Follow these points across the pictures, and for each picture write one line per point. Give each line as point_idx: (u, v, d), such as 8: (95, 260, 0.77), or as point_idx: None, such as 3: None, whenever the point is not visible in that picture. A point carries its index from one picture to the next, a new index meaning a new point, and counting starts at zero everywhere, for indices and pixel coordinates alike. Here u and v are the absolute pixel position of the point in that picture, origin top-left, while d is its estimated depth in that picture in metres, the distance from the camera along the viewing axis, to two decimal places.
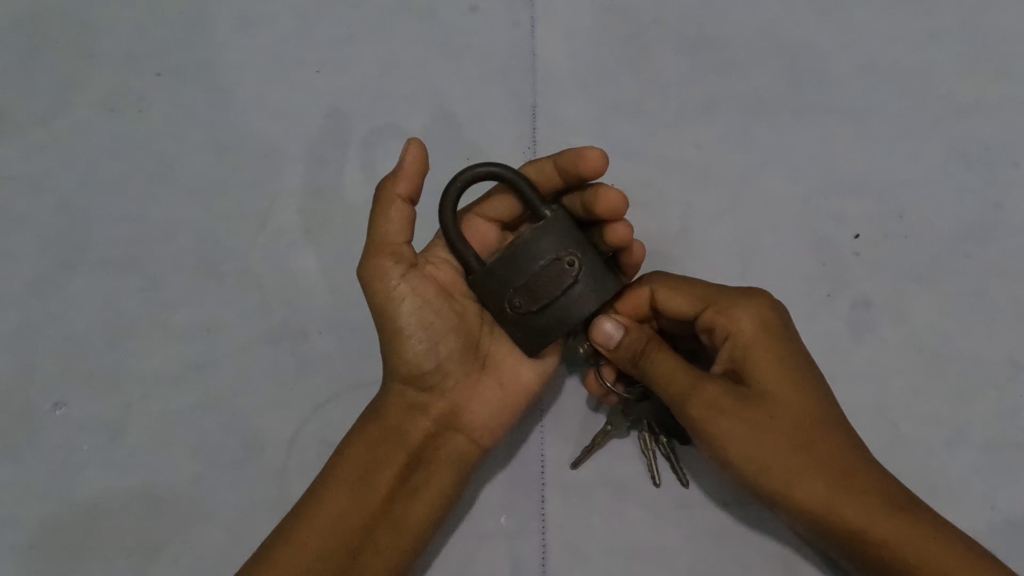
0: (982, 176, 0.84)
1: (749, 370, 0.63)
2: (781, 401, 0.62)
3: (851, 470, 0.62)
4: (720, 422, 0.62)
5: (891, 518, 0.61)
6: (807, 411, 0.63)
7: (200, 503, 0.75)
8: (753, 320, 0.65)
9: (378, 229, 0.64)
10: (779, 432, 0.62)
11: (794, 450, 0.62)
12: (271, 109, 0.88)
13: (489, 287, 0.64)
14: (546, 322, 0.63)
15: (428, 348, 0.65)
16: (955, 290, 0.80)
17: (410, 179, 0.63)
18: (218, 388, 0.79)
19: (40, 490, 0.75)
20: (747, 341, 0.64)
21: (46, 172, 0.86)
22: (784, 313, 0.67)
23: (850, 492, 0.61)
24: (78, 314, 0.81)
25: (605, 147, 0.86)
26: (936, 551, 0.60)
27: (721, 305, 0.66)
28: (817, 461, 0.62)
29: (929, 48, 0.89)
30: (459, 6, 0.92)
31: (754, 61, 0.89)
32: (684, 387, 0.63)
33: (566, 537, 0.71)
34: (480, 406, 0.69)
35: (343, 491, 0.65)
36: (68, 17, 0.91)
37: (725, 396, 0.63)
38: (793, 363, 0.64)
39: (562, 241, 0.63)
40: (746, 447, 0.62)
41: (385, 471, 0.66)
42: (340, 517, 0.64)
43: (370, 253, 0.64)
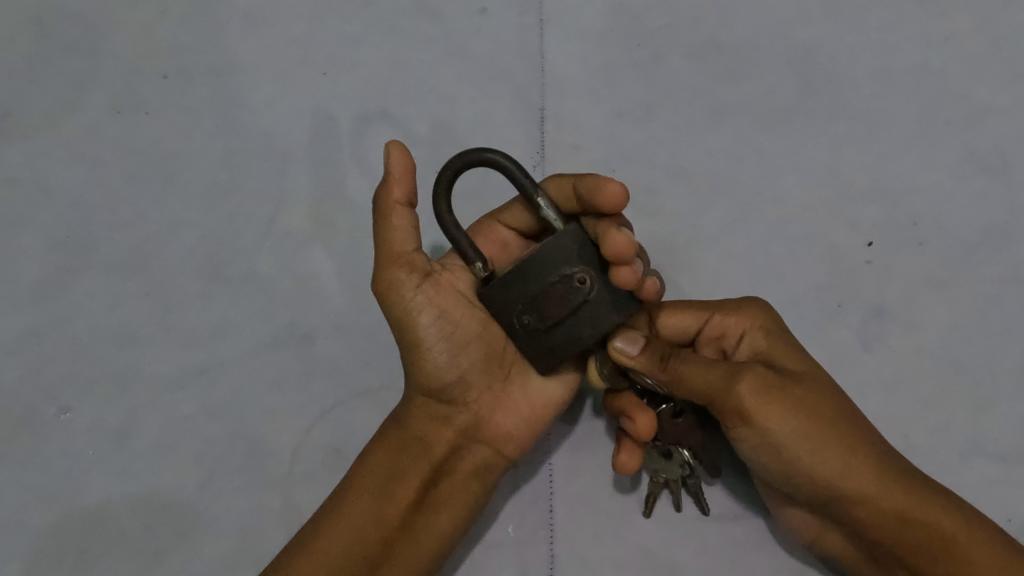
0: (998, 181, 0.83)
1: (774, 359, 0.64)
2: (814, 383, 0.63)
3: (884, 451, 0.62)
4: (769, 402, 0.60)
5: (928, 496, 0.61)
6: (838, 398, 0.63)
7: (206, 509, 0.75)
8: (766, 316, 0.66)
9: (386, 241, 0.63)
10: (819, 414, 0.61)
11: (834, 431, 0.61)
12: (278, 112, 0.87)
13: (500, 301, 0.63)
14: (556, 340, 0.62)
15: (448, 360, 0.64)
16: (970, 297, 0.79)
17: (403, 184, 0.61)
18: (223, 394, 0.78)
19: (43, 496, 0.75)
20: (764, 334, 0.65)
21: (52, 175, 0.85)
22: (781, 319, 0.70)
23: (890, 472, 0.61)
24: (84, 317, 0.80)
25: (615, 152, 0.86)
26: (971, 532, 0.60)
27: (728, 309, 0.67)
28: (856, 441, 0.61)
29: (944, 51, 0.87)
30: (468, 8, 0.91)
31: (767, 64, 0.88)
32: (725, 372, 0.60)
33: (576, 547, 0.70)
34: (504, 416, 0.67)
35: (365, 504, 0.65)
36: (74, 19, 0.90)
37: (763, 380, 0.60)
38: (808, 355, 0.66)
39: (573, 256, 0.61)
40: (794, 427, 0.60)
41: (406, 483, 0.65)
42: (364, 529, 0.64)
43: (382, 266, 0.63)
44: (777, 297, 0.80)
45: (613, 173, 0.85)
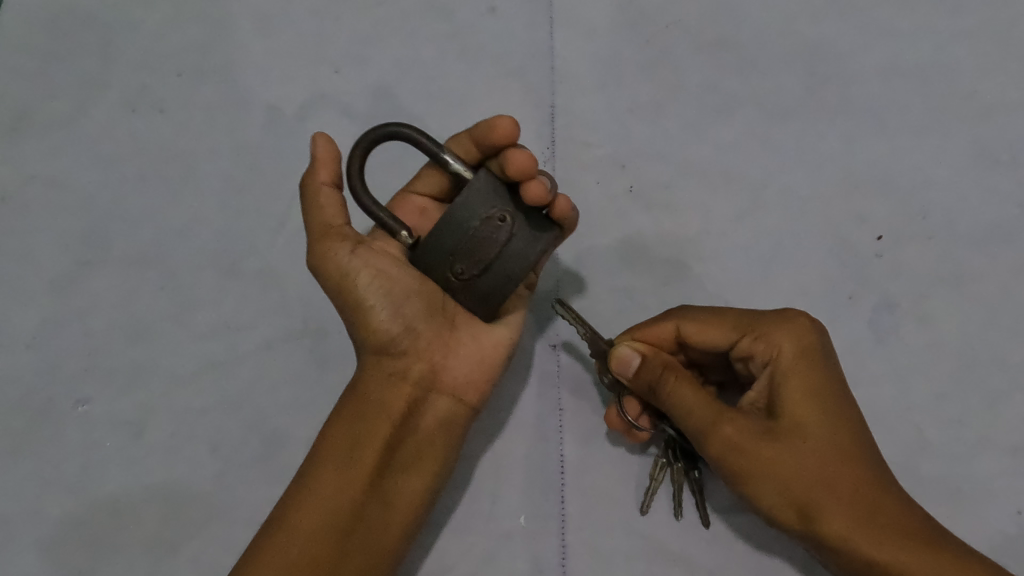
0: (1006, 175, 0.83)
1: (782, 402, 0.62)
2: (812, 434, 0.61)
3: (877, 504, 0.60)
4: (742, 460, 0.61)
5: (915, 552, 0.59)
6: (847, 454, 0.61)
7: (221, 500, 0.75)
8: (793, 347, 0.63)
9: (315, 220, 0.66)
10: (807, 473, 0.60)
11: (824, 493, 0.60)
12: (292, 109, 0.89)
13: (432, 257, 0.64)
14: (491, 284, 0.64)
15: (393, 314, 0.65)
16: (979, 290, 0.79)
17: (326, 166, 0.65)
18: (238, 385, 0.79)
19: (59, 486, 0.75)
20: (786, 368, 0.63)
21: (69, 171, 0.87)
22: (825, 334, 0.66)
23: (876, 530, 0.59)
24: (102, 311, 0.82)
25: (624, 146, 0.86)
26: None
27: (758, 332, 0.65)
28: (842, 497, 0.60)
29: (950, 48, 0.89)
30: (478, 7, 0.93)
31: (775, 61, 0.90)
32: (705, 422, 0.61)
33: (587, 539, 0.69)
34: (456, 363, 0.68)
35: (330, 477, 0.64)
36: (91, 19, 0.93)
37: (746, 434, 0.61)
38: (827, 395, 0.62)
39: (486, 200, 0.63)
40: (768, 484, 0.61)
41: (367, 448, 0.65)
42: (332, 495, 0.63)
43: (315, 240, 0.65)
44: (787, 290, 0.80)
45: (623, 168, 0.86)
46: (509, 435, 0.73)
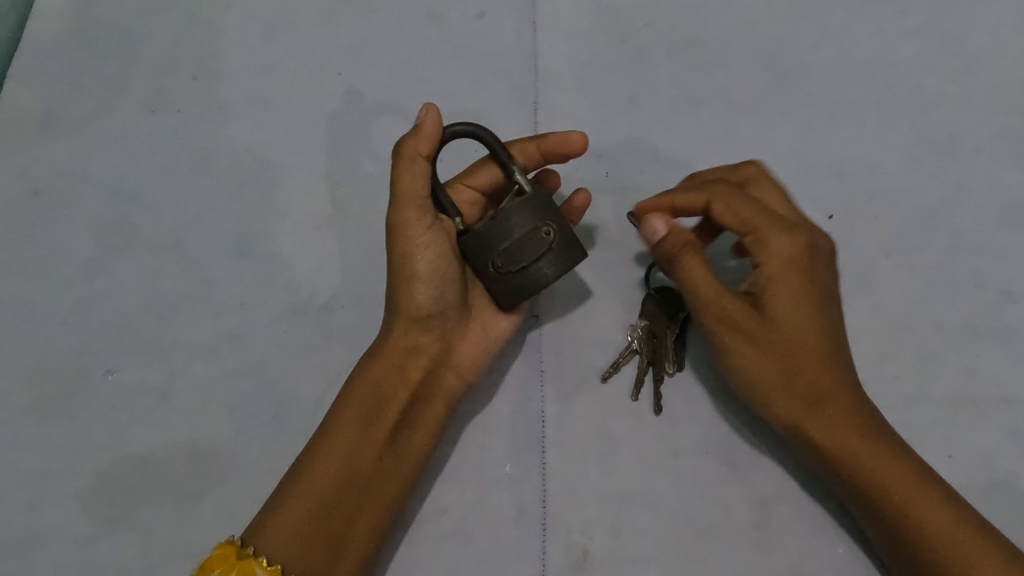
0: (945, 159, 0.92)
1: (767, 300, 0.73)
2: (784, 331, 0.72)
3: (828, 399, 0.72)
4: (727, 336, 0.73)
5: (858, 442, 0.70)
6: (817, 350, 0.72)
7: (237, 455, 0.83)
8: (784, 254, 0.73)
9: (402, 183, 0.72)
10: (768, 361, 0.72)
11: (776, 379, 0.72)
12: (297, 107, 0.99)
13: (477, 248, 0.73)
14: (520, 282, 0.73)
15: (435, 296, 0.75)
16: (919, 262, 0.87)
17: (431, 139, 0.71)
18: (252, 354, 0.87)
19: (92, 445, 0.83)
20: (773, 272, 0.73)
21: (95, 166, 0.96)
22: (820, 249, 0.75)
23: (820, 416, 0.71)
24: (127, 289, 0.90)
25: (600, 137, 0.95)
26: (889, 472, 0.69)
27: (769, 231, 0.73)
28: (795, 385, 0.72)
29: (897, 45, 0.98)
30: (467, 14, 1.02)
31: (737, 58, 0.99)
32: (709, 297, 0.73)
33: (565, 484, 0.77)
34: (467, 346, 0.79)
35: (353, 428, 0.72)
36: (115, 31, 1.03)
37: (737, 317, 0.73)
38: (806, 300, 0.73)
39: (539, 214, 0.72)
40: (744, 359, 0.73)
41: (389, 409, 0.74)
42: (356, 444, 0.71)
43: (399, 203, 0.72)
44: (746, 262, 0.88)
45: (599, 158, 0.94)
46: (496, 395, 0.81)
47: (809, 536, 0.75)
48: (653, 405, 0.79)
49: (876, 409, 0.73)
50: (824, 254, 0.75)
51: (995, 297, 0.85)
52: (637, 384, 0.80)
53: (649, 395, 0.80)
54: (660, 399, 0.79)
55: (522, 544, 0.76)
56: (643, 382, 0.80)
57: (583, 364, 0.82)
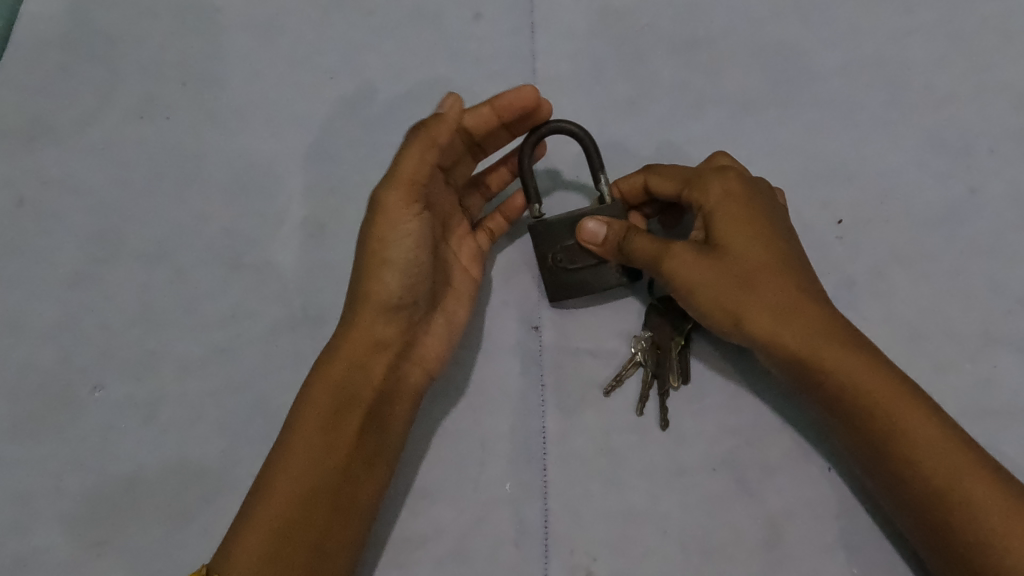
0: (957, 161, 0.89)
1: (715, 232, 0.72)
2: (740, 255, 0.70)
3: (806, 312, 0.69)
4: (687, 275, 0.71)
5: (852, 355, 0.68)
6: (774, 271, 0.70)
7: (228, 475, 0.80)
8: (720, 190, 0.73)
9: (400, 163, 0.70)
10: (732, 285, 0.70)
11: (747, 295, 0.69)
12: (290, 112, 0.96)
13: (542, 237, 0.78)
14: (571, 280, 0.78)
15: (403, 290, 0.72)
16: (934, 268, 0.84)
17: (450, 123, 0.72)
18: (242, 368, 0.84)
19: (78, 465, 0.81)
20: (713, 208, 0.73)
21: (82, 174, 0.93)
22: (758, 186, 0.75)
23: (806, 330, 0.69)
24: (115, 303, 0.87)
25: (601, 141, 0.92)
26: (885, 389, 0.67)
27: (705, 176, 0.75)
28: (770, 303, 0.69)
29: (907, 43, 0.96)
30: (464, 15, 1.00)
31: (741, 58, 0.96)
32: (656, 251, 0.72)
33: (567, 504, 0.75)
34: (430, 339, 0.76)
35: (313, 441, 0.69)
36: (103, 34, 1.00)
37: (686, 254, 0.71)
38: (754, 224, 0.72)
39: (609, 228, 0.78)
40: (708, 293, 0.70)
41: (353, 414, 0.71)
42: (316, 453, 0.68)
43: (393, 183, 0.70)
44: None
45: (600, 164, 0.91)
46: (494, 411, 0.78)
47: (820, 555, 0.72)
48: (659, 420, 0.76)
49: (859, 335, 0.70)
50: (761, 189, 0.75)
51: (1012, 304, 0.82)
52: (642, 397, 0.77)
53: (654, 408, 0.77)
54: (666, 413, 0.76)
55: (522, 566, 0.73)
56: (648, 396, 0.77)
57: (585, 377, 0.79)
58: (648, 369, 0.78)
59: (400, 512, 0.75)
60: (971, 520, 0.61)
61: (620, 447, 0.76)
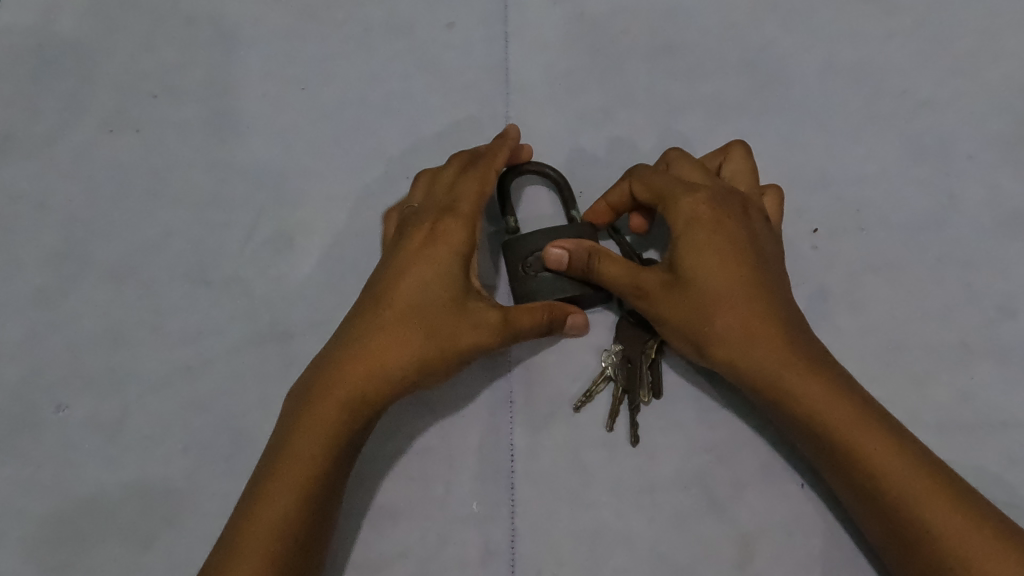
0: (936, 167, 0.88)
1: (681, 258, 0.70)
2: (707, 282, 0.68)
3: (774, 337, 0.67)
4: (659, 306, 0.70)
5: (816, 380, 0.66)
6: (741, 296, 0.68)
7: (192, 495, 0.79)
8: (687, 212, 0.71)
9: (527, 321, 0.71)
10: (700, 315, 0.68)
11: (714, 326, 0.68)
12: (260, 124, 0.95)
13: (513, 245, 0.78)
14: (536, 286, 0.76)
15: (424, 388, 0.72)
16: (911, 277, 0.82)
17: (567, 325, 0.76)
18: (208, 386, 0.83)
19: (41, 487, 0.79)
20: (680, 231, 0.71)
21: (49, 190, 0.92)
22: (730, 202, 0.72)
23: (774, 357, 0.67)
24: (80, 321, 0.86)
25: (573, 150, 0.91)
26: (850, 412, 0.64)
27: (675, 195, 0.72)
28: (740, 331, 0.68)
29: (884, 48, 0.94)
30: (437, 24, 0.99)
31: (717, 65, 0.95)
32: (628, 280, 0.71)
33: (534, 523, 0.73)
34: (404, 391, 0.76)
35: (298, 481, 0.64)
36: (72, 48, 0.99)
37: (656, 285, 0.70)
38: (723, 246, 0.69)
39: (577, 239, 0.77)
40: (678, 323, 0.70)
41: (345, 450, 0.67)
42: (306, 498, 0.64)
43: (506, 331, 0.71)
44: None
45: (572, 174, 0.89)
46: (461, 428, 0.77)
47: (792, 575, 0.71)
48: (630, 437, 0.75)
49: (824, 356, 0.69)
50: (736, 207, 0.72)
51: (990, 313, 0.81)
52: (611, 412, 0.75)
53: (625, 425, 0.76)
54: (636, 429, 0.75)
55: None
56: (618, 412, 0.75)
57: (555, 394, 0.78)
58: (618, 385, 0.76)
59: (364, 533, 0.74)
60: (930, 545, 0.60)
61: (590, 465, 0.75)
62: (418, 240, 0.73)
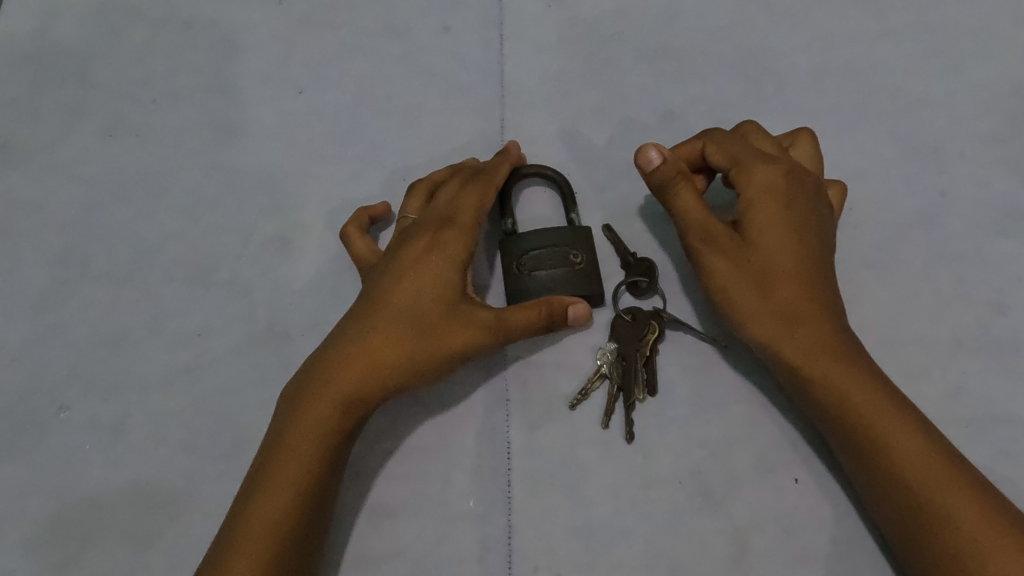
0: (928, 166, 0.89)
1: (751, 224, 0.72)
2: (767, 251, 0.70)
3: (807, 318, 0.69)
4: (714, 260, 0.72)
5: (838, 365, 0.67)
6: (792, 272, 0.69)
7: (191, 495, 0.79)
8: (762, 181, 0.73)
9: (520, 324, 0.72)
10: (751, 278, 0.70)
11: (760, 293, 0.70)
12: (259, 127, 0.96)
13: (511, 246, 0.81)
14: (529, 284, 0.78)
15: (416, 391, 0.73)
16: (903, 275, 0.83)
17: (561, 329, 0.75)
18: (208, 387, 0.83)
19: (42, 488, 0.80)
20: (751, 199, 0.72)
21: (50, 195, 0.93)
22: (803, 183, 0.73)
23: (804, 337, 0.68)
24: (81, 323, 0.87)
25: (569, 151, 0.91)
26: (869, 396, 0.65)
27: (754, 163, 0.74)
28: (780, 304, 0.69)
29: (876, 49, 0.95)
30: (433, 29, 1.00)
31: (710, 66, 0.96)
32: (699, 220, 0.73)
33: (531, 520, 0.74)
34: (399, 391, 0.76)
35: (298, 472, 0.65)
36: (72, 56, 1.01)
37: (721, 241, 0.72)
38: (789, 223, 0.71)
39: (573, 242, 0.80)
40: (724, 283, 0.71)
41: (339, 445, 0.68)
42: (307, 489, 0.65)
43: (496, 333, 0.71)
44: None
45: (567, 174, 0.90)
46: (458, 427, 0.78)
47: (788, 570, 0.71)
48: (625, 433, 0.76)
49: (849, 339, 0.69)
50: (809, 186, 0.74)
51: (983, 309, 0.81)
52: (607, 409, 0.76)
53: (619, 422, 0.77)
54: (631, 427, 0.76)
55: None
56: (613, 409, 0.76)
57: (550, 392, 0.78)
58: (613, 382, 0.77)
59: (363, 532, 0.74)
60: (931, 531, 0.60)
61: (586, 462, 0.75)
62: (418, 247, 0.75)
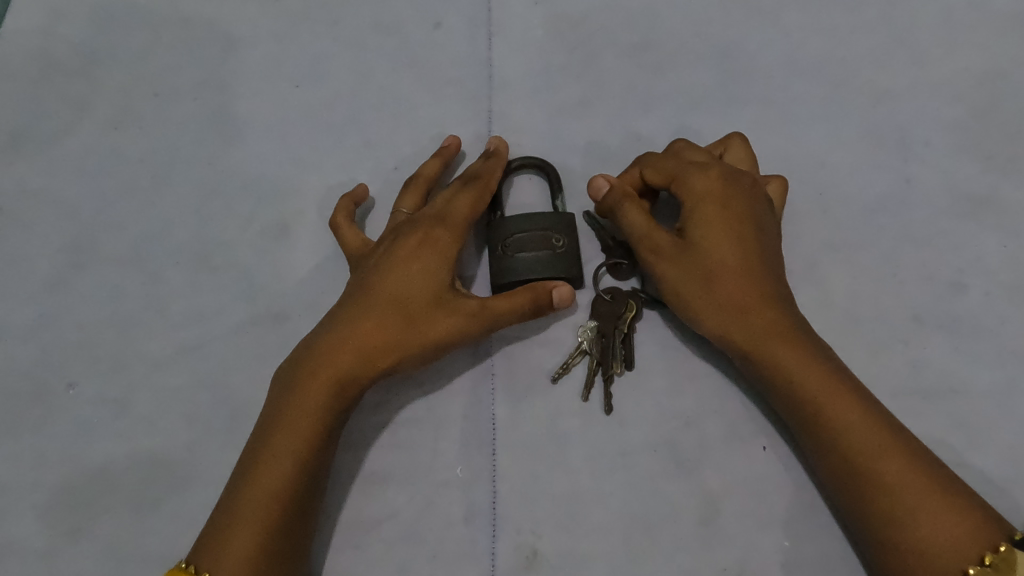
0: (894, 153, 0.93)
1: (690, 226, 0.77)
2: (708, 247, 0.75)
3: (754, 305, 0.73)
4: (662, 264, 0.77)
5: (788, 347, 0.71)
6: (734, 264, 0.74)
7: (193, 466, 0.83)
8: (699, 185, 0.78)
9: (506, 311, 0.76)
10: (697, 274, 0.75)
11: (706, 286, 0.74)
12: (257, 120, 1.00)
13: (497, 230, 0.85)
14: (513, 265, 0.83)
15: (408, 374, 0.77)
16: (868, 256, 0.88)
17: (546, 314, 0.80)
18: (210, 364, 0.88)
19: (52, 460, 0.84)
20: (692, 203, 0.78)
21: (58, 184, 0.97)
22: (741, 181, 0.79)
23: (751, 323, 0.73)
24: (89, 305, 0.92)
25: (553, 141, 0.96)
26: (812, 372, 0.70)
27: (690, 172, 0.80)
28: (726, 293, 0.74)
29: (847, 43, 1.00)
30: (425, 25, 1.04)
31: (689, 60, 1.00)
32: (641, 232, 0.78)
33: (514, 486, 0.78)
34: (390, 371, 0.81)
35: (296, 443, 0.69)
36: (78, 52, 1.05)
37: (665, 246, 0.77)
38: (727, 219, 0.76)
39: (556, 226, 0.84)
40: (675, 283, 0.76)
41: (334, 422, 0.72)
42: (303, 457, 0.69)
43: (484, 321, 0.76)
44: None
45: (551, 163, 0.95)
46: (447, 400, 0.82)
47: (756, 531, 0.75)
48: (604, 405, 0.80)
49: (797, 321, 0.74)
50: (745, 185, 0.78)
51: (943, 288, 0.86)
52: (587, 382, 0.81)
53: (598, 394, 0.81)
54: (610, 398, 0.80)
55: (472, 544, 0.76)
56: (593, 382, 0.81)
57: (534, 368, 0.83)
58: (592, 356, 0.82)
59: (357, 498, 0.79)
60: (875, 492, 0.65)
61: (566, 432, 0.80)
62: (410, 240, 0.79)
